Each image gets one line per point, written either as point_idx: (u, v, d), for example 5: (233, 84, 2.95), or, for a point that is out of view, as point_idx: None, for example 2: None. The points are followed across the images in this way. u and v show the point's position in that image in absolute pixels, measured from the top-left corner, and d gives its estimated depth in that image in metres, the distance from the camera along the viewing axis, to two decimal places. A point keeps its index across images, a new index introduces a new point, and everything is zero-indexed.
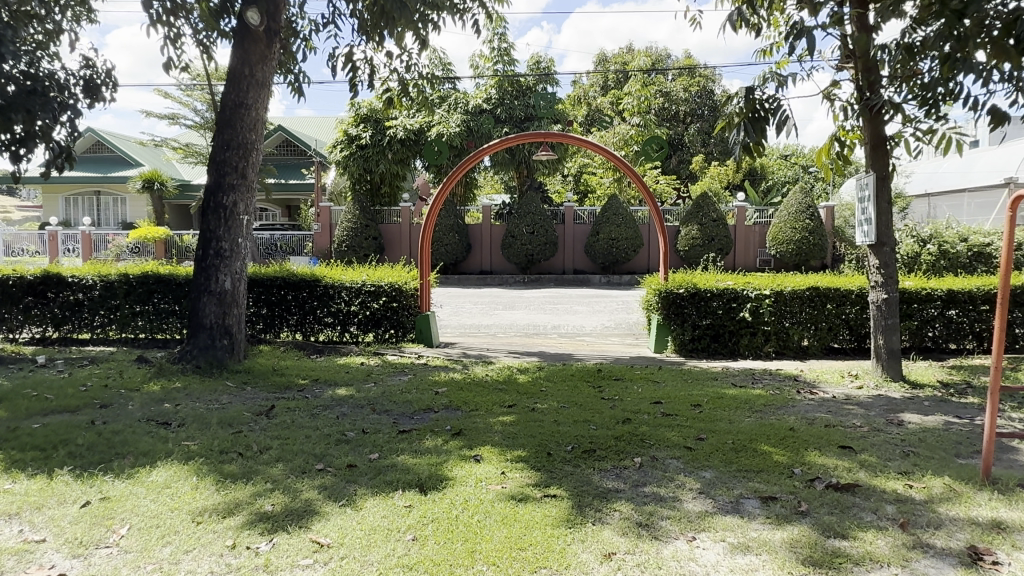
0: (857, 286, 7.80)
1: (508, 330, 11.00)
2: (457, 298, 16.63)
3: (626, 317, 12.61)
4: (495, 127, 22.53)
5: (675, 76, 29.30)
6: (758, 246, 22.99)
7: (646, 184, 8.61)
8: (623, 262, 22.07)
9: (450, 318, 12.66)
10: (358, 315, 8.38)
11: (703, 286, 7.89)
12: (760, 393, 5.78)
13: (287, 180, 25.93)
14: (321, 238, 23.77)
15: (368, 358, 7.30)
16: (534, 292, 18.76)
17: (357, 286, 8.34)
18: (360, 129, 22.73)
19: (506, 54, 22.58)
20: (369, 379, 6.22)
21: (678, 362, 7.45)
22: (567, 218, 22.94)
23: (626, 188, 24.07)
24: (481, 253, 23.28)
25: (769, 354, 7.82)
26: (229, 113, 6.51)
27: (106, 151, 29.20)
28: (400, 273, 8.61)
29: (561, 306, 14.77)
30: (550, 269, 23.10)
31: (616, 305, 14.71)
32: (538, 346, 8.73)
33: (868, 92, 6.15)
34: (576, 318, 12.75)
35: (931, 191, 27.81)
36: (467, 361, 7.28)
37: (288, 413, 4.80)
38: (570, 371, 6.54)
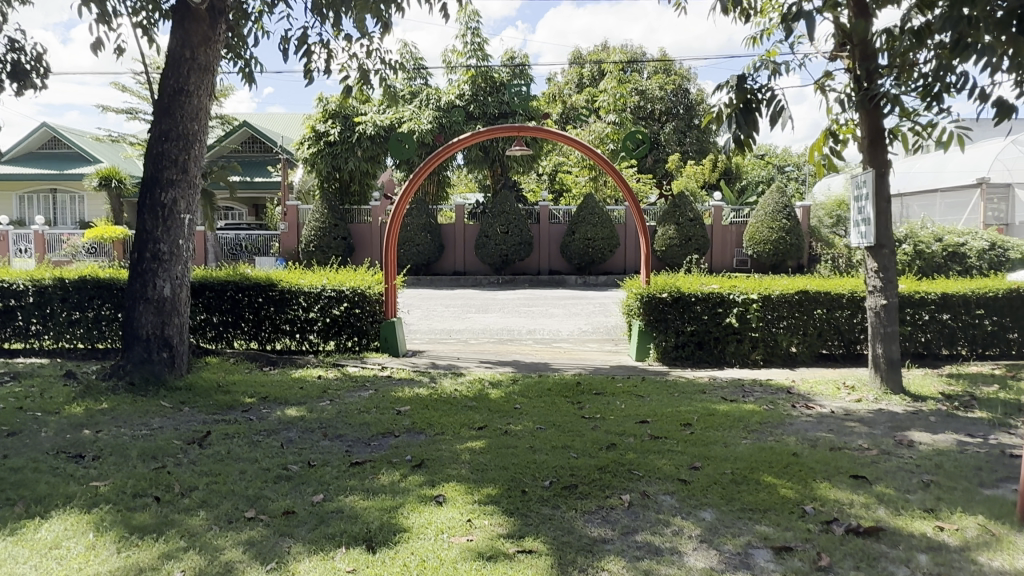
0: (848, 289, 7.39)
1: (480, 335, 10.45)
2: (430, 301, 16.02)
3: (603, 321, 12.13)
4: (468, 123, 21.94)
5: (651, 74, 29.00)
6: (735, 246, 22.73)
7: (627, 182, 8.04)
8: (599, 262, 21.65)
9: (420, 322, 12.07)
10: (316, 323, 7.77)
11: (687, 290, 7.42)
12: (753, 408, 5.30)
13: (253, 178, 25.04)
14: (288, 237, 22.96)
15: (327, 370, 6.69)
16: (509, 293, 18.24)
17: (316, 291, 7.73)
18: (329, 125, 21.99)
19: (480, 49, 22.01)
20: (324, 396, 5.62)
21: (661, 372, 6.96)
22: (542, 217, 22.45)
23: (602, 187, 23.69)
24: (455, 253, 22.69)
25: (757, 362, 7.38)
26: (168, 101, 5.88)
27: (63, 147, 28.00)
28: (363, 277, 8.01)
29: (536, 308, 14.27)
30: (525, 270, 22.59)
31: (594, 307, 14.24)
32: (513, 354, 8.19)
33: (865, 83, 5.72)
34: (551, 322, 12.24)
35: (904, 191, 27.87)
36: (435, 373, 6.71)
37: (225, 442, 4.20)
38: (547, 384, 6.00)
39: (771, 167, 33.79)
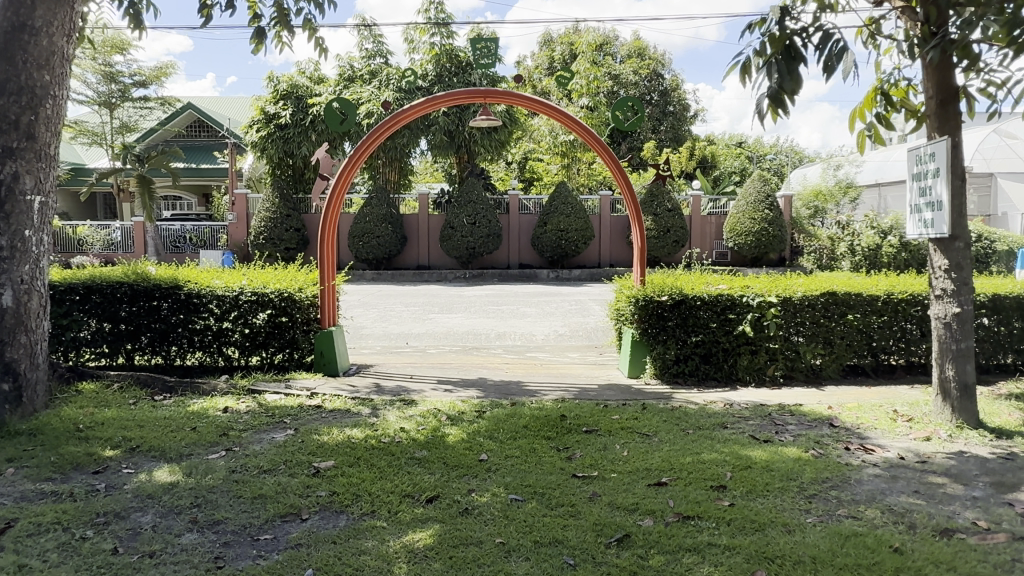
0: (883, 291, 6.15)
1: (442, 342, 9.03)
2: (388, 298, 14.50)
3: (583, 323, 10.79)
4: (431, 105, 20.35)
5: (624, 58, 27.71)
6: (714, 237, 21.59)
7: (617, 162, 6.51)
8: (573, 255, 20.35)
9: (373, 325, 10.58)
10: (234, 335, 6.25)
11: (691, 292, 6.08)
12: (798, 453, 3.97)
13: (198, 164, 23.17)
14: (237, 229, 21.10)
15: (239, 399, 5.19)
16: (476, 289, 16.83)
17: (233, 296, 6.20)
18: (280, 106, 20.17)
19: (444, 25, 20.41)
20: (220, 443, 4.13)
21: (663, 394, 5.63)
22: (512, 207, 21.04)
23: (574, 176, 22.36)
24: (418, 246, 21.17)
25: (774, 379, 6.08)
26: (3, 39, 4.29)
27: None
28: (294, 278, 6.50)
29: (506, 306, 12.88)
30: (494, 263, 21.17)
31: (570, 306, 12.89)
32: (478, 368, 6.77)
33: (932, 27, 4.42)
34: (523, 324, 10.84)
35: (882, 181, 27.66)
36: (379, 401, 5.27)
37: (31, 540, 2.73)
38: (524, 419, 4.60)
39: (746, 157, 32.90)
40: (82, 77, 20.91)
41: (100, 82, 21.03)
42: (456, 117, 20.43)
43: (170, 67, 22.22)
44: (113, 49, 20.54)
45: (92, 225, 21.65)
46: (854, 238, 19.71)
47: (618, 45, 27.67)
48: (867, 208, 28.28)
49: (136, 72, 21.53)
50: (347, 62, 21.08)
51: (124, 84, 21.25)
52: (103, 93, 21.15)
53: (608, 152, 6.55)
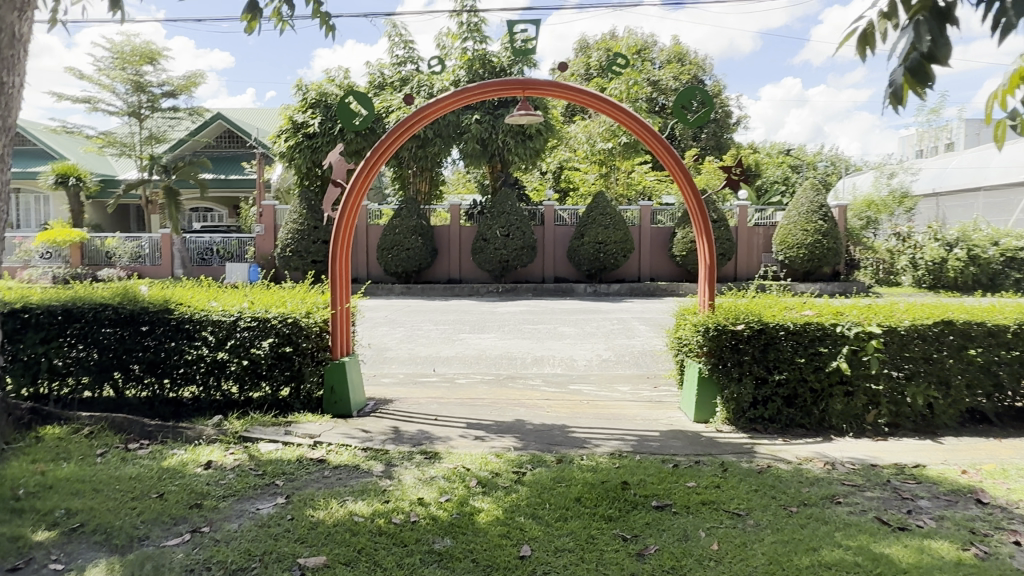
0: (1012, 320, 5.02)
1: (473, 368, 8.05)
2: (417, 315, 13.63)
3: (628, 346, 9.76)
4: (464, 113, 19.60)
5: (663, 64, 26.66)
6: (762, 250, 20.34)
7: (682, 166, 5.49)
8: (612, 269, 19.34)
9: (397, 347, 9.67)
10: (232, 367, 5.35)
11: (772, 319, 5.05)
12: (955, 553, 2.90)
13: (227, 175, 22.76)
14: (264, 241, 20.50)
15: (227, 451, 4.31)
16: (510, 304, 15.91)
17: (229, 321, 5.32)
18: (308, 115, 19.57)
19: (477, 29, 19.62)
20: (188, 519, 3.23)
21: (742, 447, 4.59)
22: (547, 218, 20.10)
23: (612, 185, 21.31)
24: (449, 258, 20.37)
25: (876, 427, 5.00)
26: None
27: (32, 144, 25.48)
28: (304, 301, 5.61)
29: (541, 325, 11.86)
30: (528, 277, 20.25)
31: (612, 326, 11.87)
32: (514, 406, 5.78)
33: None
34: (562, 346, 9.85)
35: (939, 190, 26.34)
36: (395, 453, 4.33)
37: None
38: (575, 488, 3.60)
39: (790, 165, 31.48)
40: (111, 87, 20.70)
41: (129, 92, 20.86)
42: (489, 124, 19.47)
43: (199, 76, 21.89)
44: (142, 59, 20.27)
45: (120, 237, 21.34)
46: (916, 250, 18.89)
47: (656, 50, 26.64)
48: (923, 219, 26.87)
49: (165, 82, 21.26)
50: (378, 69, 20.44)
51: (153, 94, 21.02)
52: (133, 103, 20.98)
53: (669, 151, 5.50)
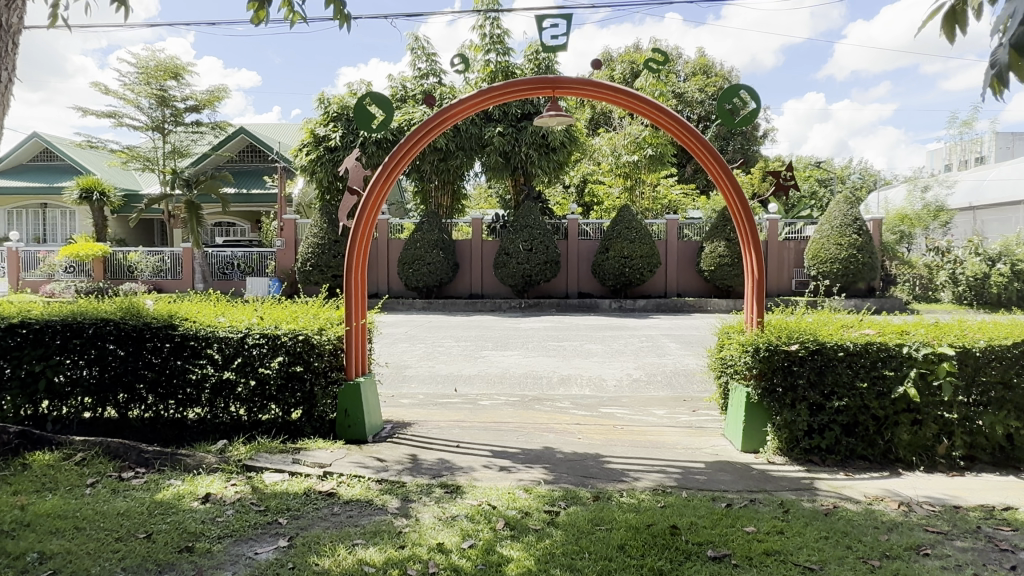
0: None
1: (497, 388, 7.61)
2: (438, 331, 13.24)
3: (660, 365, 9.25)
4: (486, 126, 19.33)
5: (688, 76, 26.27)
6: (794, 265, 19.69)
7: (728, 170, 5.03)
8: (637, 284, 18.83)
9: (417, 366, 9.26)
10: (238, 388, 4.97)
11: (829, 339, 4.55)
12: None
13: (248, 190, 22.69)
14: (285, 255, 20.30)
15: (228, 482, 3.91)
16: (534, 320, 15.46)
17: (236, 338, 4.94)
18: (330, 129, 19.44)
19: (500, 42, 19.37)
20: (176, 567, 2.83)
21: (800, 482, 4.10)
22: (571, 232, 19.67)
23: (637, 199, 20.81)
24: (471, 273, 20.02)
25: (948, 459, 4.47)
26: None
27: (59, 159, 25.69)
28: (317, 316, 5.22)
29: (567, 343, 11.40)
30: (551, 292, 19.82)
31: (640, 343, 11.37)
32: (542, 432, 5.33)
33: None
34: (590, 365, 9.36)
35: (976, 204, 25.53)
36: (413, 487, 3.90)
37: None
38: (617, 533, 3.14)
39: (819, 179, 30.80)
40: (136, 102, 20.78)
41: (153, 106, 20.91)
42: (512, 137, 19.15)
43: (222, 91, 21.90)
44: (166, 74, 20.32)
45: (142, 251, 21.31)
46: (955, 265, 18.18)
47: (681, 62, 26.27)
48: (960, 233, 26.03)
49: (189, 97, 21.28)
50: (400, 82, 20.27)
51: (177, 109, 21.05)
52: (156, 117, 21.03)
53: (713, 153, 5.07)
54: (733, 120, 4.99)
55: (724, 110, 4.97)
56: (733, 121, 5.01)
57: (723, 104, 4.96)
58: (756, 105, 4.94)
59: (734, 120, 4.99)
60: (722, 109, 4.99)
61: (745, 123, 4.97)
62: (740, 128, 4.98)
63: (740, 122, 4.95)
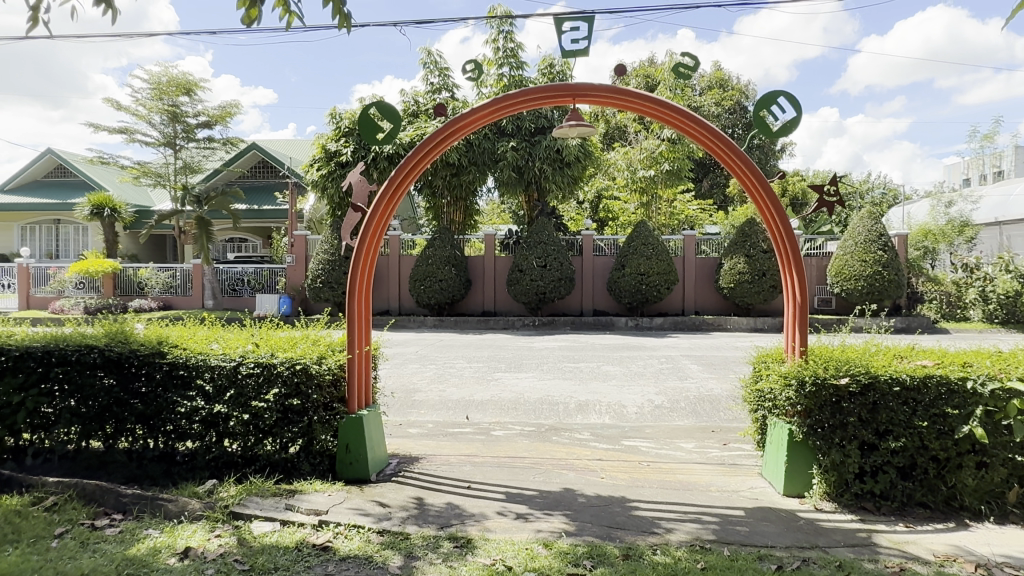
0: None
1: (511, 416, 7.16)
2: (450, 351, 12.82)
3: (682, 390, 8.79)
4: (500, 140, 19.01)
5: (704, 90, 25.95)
6: (816, 282, 19.11)
7: (767, 185, 4.57)
8: (654, 302, 18.36)
9: (426, 390, 8.85)
10: (230, 423, 4.53)
11: (882, 371, 4.09)
12: None
13: (260, 205, 22.51)
14: (295, 271, 20.01)
15: (212, 533, 3.49)
16: (548, 339, 15.03)
17: (229, 367, 4.52)
18: (341, 144, 19.20)
19: (514, 55, 19.10)
20: None
21: (855, 536, 3.63)
22: (586, 249, 19.25)
23: (654, 215, 20.36)
24: (484, 290, 19.64)
25: (1018, 507, 3.99)
26: None
27: (72, 175, 25.67)
28: (317, 344, 4.81)
29: (583, 364, 10.95)
30: (566, 310, 19.39)
31: (660, 365, 10.89)
32: (561, 470, 4.88)
33: None
34: (608, 389, 8.91)
35: (1002, 219, 24.89)
36: (419, 539, 3.46)
37: None
38: None
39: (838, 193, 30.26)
40: (148, 118, 20.71)
41: (164, 122, 20.81)
42: (525, 151, 18.84)
43: (234, 106, 21.77)
44: (178, 89, 20.23)
45: (153, 267, 21.12)
46: (985, 283, 17.60)
47: (697, 76, 25.93)
48: (986, 249, 25.36)
49: (201, 113, 21.16)
50: (412, 97, 20.04)
51: (189, 124, 20.93)
52: (168, 133, 20.93)
53: (748, 166, 4.62)
54: (770, 130, 4.53)
55: (761, 118, 4.51)
56: (771, 132, 4.54)
57: (759, 111, 4.49)
58: (796, 115, 4.51)
59: (771, 131, 4.53)
60: (758, 117, 4.52)
61: (784, 134, 4.51)
62: (778, 139, 4.51)
63: (778, 132, 4.49)
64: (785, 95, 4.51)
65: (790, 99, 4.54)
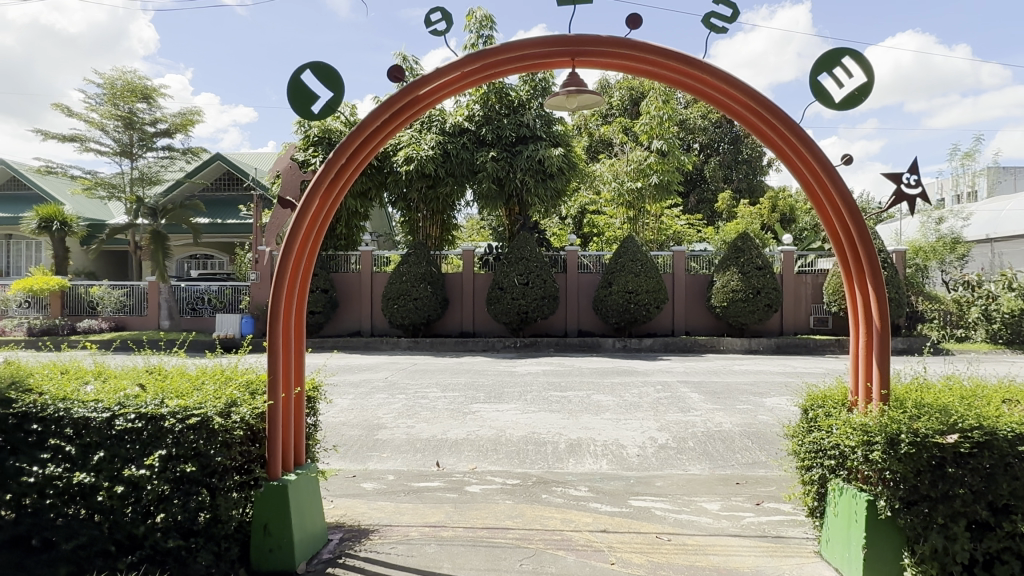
0: None
1: (491, 463, 5.96)
2: (424, 377, 11.60)
3: (688, 425, 7.66)
4: (478, 150, 17.87)
5: (689, 103, 25.26)
6: (811, 301, 18.08)
7: (832, 169, 3.40)
8: (643, 321, 17.30)
9: (393, 427, 7.62)
10: (97, 497, 3.22)
11: (997, 422, 2.97)
12: None
13: (223, 219, 21.20)
14: (258, 289, 18.65)
15: None
16: (531, 362, 13.84)
17: (101, 420, 3.26)
18: (309, 153, 17.92)
19: None
20: None
21: None
22: (570, 265, 18.16)
23: (641, 230, 19.29)
24: (461, 309, 18.45)
25: None
26: None
27: (23, 188, 24.08)
28: (228, 388, 3.55)
29: (572, 393, 9.76)
30: (549, 330, 18.25)
31: (658, 393, 9.75)
32: (555, 549, 3.70)
33: None
34: (603, 424, 7.74)
35: (994, 235, 24.29)
36: None
37: None
38: None
39: None
40: (101, 125, 19.39)
41: (119, 129, 19.48)
42: (506, 162, 17.72)
43: (196, 114, 20.47)
44: (134, 95, 18.95)
45: (106, 285, 19.59)
46: (988, 301, 16.87)
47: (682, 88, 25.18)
48: (978, 266, 24.74)
49: (160, 120, 19.84)
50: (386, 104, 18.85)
51: (146, 132, 19.63)
52: (124, 142, 19.64)
53: (808, 144, 3.40)
54: (831, 99, 3.44)
55: (818, 84, 3.45)
56: (831, 103, 3.45)
57: (816, 75, 3.43)
58: (868, 80, 3.44)
59: (833, 100, 3.44)
60: (814, 85, 3.45)
61: (850, 105, 3.43)
62: (842, 111, 3.44)
63: (844, 102, 3.41)
64: (852, 53, 3.44)
65: (858, 60, 3.46)
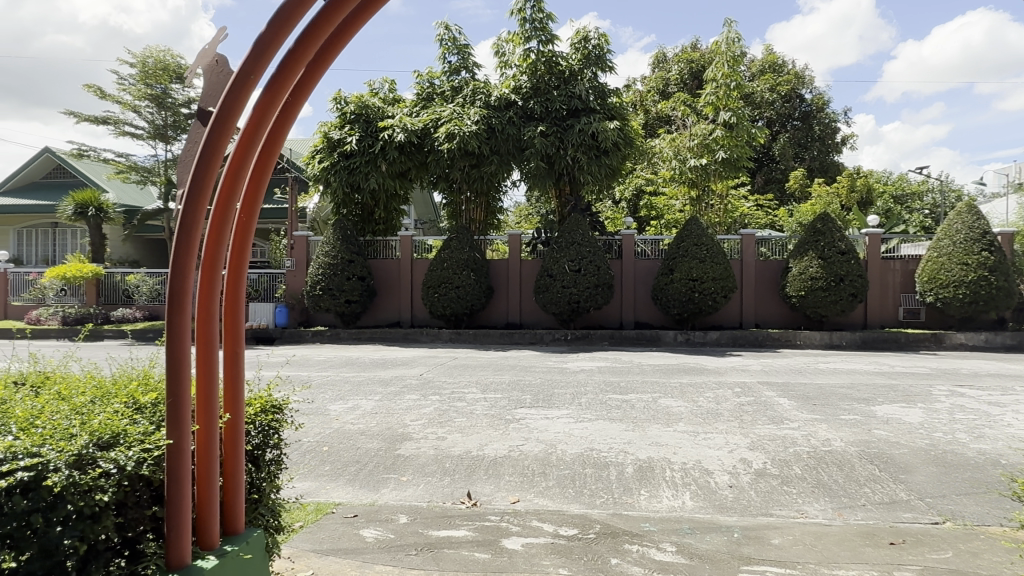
0: None
1: (538, 497, 4.51)
2: (464, 374, 10.25)
3: (788, 442, 6.03)
4: (525, 126, 16.33)
5: (755, 75, 23.18)
6: (901, 290, 16.00)
7: None
8: (708, 313, 15.57)
9: (421, 439, 6.26)
10: None
11: None
12: None
13: None
14: (295, 276, 17.61)
15: None
16: (584, 357, 12.34)
17: None
18: (346, 131, 16.64)
19: (543, 28, 16.47)
20: None
21: None
22: (626, 250, 16.57)
23: (704, 212, 17.52)
24: (508, 298, 17.07)
25: None
26: None
27: (66, 176, 23.72)
28: (114, 419, 2.19)
29: (635, 396, 8.24)
30: (602, 321, 16.68)
31: (738, 397, 8.14)
32: None
33: None
34: (678, 439, 6.20)
35: None
36: None
37: None
38: None
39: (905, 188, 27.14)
40: (134, 106, 18.65)
41: (152, 109, 18.69)
42: (557, 137, 16.19)
43: None
44: (165, 73, 18.13)
45: (143, 273, 18.93)
46: None
47: (747, 60, 23.09)
48: None
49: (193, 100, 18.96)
50: (427, 78, 17.49)
51: (179, 113, 18.79)
52: (157, 123, 18.86)
53: None
54: None
55: None
56: None
57: None
58: None
59: None
60: None
61: None
62: None
63: None
64: None
65: None
